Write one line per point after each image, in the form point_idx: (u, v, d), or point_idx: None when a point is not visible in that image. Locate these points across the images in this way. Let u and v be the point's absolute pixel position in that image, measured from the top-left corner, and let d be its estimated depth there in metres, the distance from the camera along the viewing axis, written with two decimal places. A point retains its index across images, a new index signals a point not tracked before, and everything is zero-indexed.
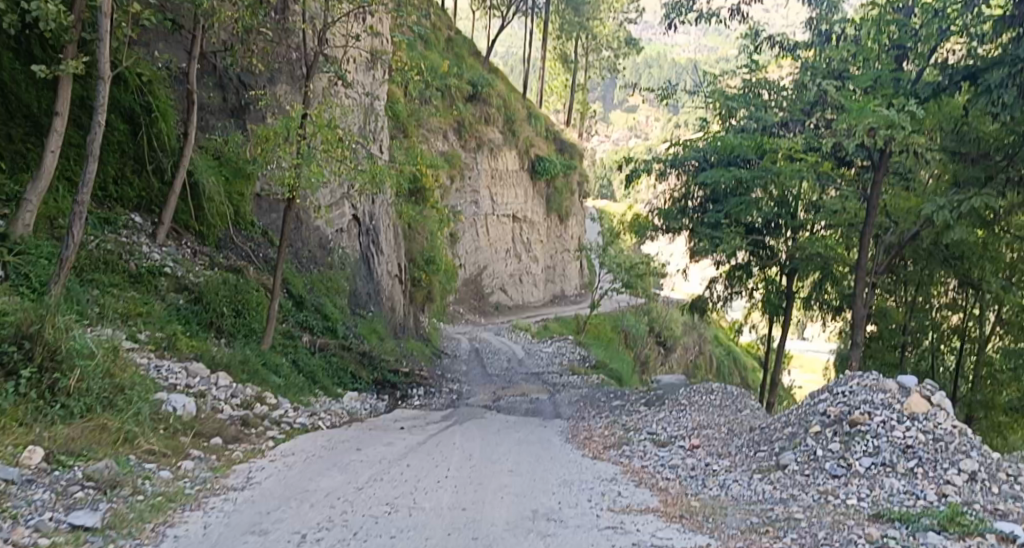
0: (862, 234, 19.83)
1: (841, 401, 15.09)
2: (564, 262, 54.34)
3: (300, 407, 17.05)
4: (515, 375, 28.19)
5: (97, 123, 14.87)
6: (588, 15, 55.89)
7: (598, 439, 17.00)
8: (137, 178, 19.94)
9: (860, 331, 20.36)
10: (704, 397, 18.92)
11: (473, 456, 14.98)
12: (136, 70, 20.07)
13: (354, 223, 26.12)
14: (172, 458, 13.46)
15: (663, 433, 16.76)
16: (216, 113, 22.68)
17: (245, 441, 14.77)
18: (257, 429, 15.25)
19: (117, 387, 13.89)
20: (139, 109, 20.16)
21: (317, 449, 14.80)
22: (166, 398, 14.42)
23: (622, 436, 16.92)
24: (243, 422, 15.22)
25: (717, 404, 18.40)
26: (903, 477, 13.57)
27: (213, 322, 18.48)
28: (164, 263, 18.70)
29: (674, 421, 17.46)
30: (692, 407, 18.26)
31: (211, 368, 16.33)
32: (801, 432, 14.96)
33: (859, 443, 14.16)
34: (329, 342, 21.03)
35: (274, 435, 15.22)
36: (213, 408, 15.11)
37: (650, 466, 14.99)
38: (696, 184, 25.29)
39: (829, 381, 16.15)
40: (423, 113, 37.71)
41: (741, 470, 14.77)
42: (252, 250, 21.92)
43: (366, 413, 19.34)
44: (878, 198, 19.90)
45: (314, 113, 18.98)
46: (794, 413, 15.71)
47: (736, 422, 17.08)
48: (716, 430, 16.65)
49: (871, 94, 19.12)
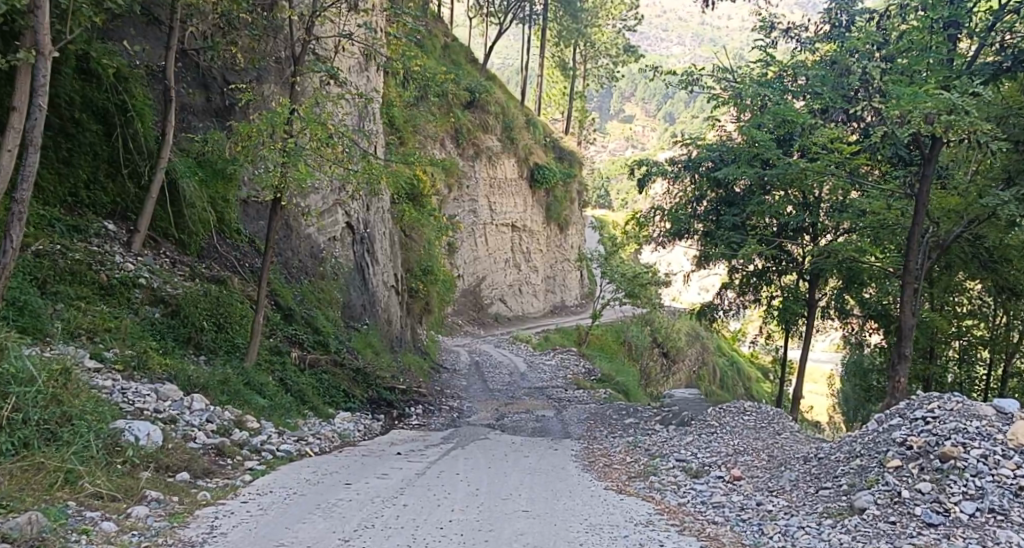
0: (909, 240, 18.29)
1: (923, 430, 13.48)
2: (564, 272, 52.74)
3: (287, 431, 15.47)
4: (518, 389, 26.59)
5: (37, 106, 13.55)
6: (587, 21, 54.49)
7: (619, 467, 15.38)
8: (111, 183, 18.41)
9: (908, 343, 18.70)
10: (736, 417, 17.36)
11: (480, 491, 13.38)
12: (110, 66, 18.52)
13: (348, 230, 24.67)
14: (122, 502, 11.90)
15: (695, 460, 15.16)
16: (199, 113, 21.07)
17: (217, 474, 13.21)
18: (234, 459, 13.69)
19: (65, 417, 12.35)
20: (113, 109, 18.63)
21: (301, 485, 13.19)
22: (127, 425, 12.87)
23: (647, 464, 15.30)
24: (218, 451, 13.67)
25: (752, 425, 16.84)
26: (1019, 527, 12.03)
27: (192, 338, 16.92)
28: (139, 274, 17.18)
29: (705, 446, 15.87)
30: (723, 430, 16.68)
31: (186, 390, 14.74)
32: (871, 466, 13.37)
33: (956, 484, 12.57)
34: (320, 358, 19.48)
35: (253, 466, 13.67)
36: (184, 436, 13.55)
37: (689, 504, 13.41)
38: (710, 186, 23.71)
39: (900, 402, 14.62)
40: (418, 117, 36.24)
41: (804, 511, 13.02)
42: (237, 259, 20.36)
43: (360, 435, 17.79)
44: (926, 197, 18.39)
45: (302, 108, 17.49)
46: (857, 442, 14.16)
47: (778, 448, 15.55)
48: (755, 458, 15.08)
49: (909, 83, 17.58)
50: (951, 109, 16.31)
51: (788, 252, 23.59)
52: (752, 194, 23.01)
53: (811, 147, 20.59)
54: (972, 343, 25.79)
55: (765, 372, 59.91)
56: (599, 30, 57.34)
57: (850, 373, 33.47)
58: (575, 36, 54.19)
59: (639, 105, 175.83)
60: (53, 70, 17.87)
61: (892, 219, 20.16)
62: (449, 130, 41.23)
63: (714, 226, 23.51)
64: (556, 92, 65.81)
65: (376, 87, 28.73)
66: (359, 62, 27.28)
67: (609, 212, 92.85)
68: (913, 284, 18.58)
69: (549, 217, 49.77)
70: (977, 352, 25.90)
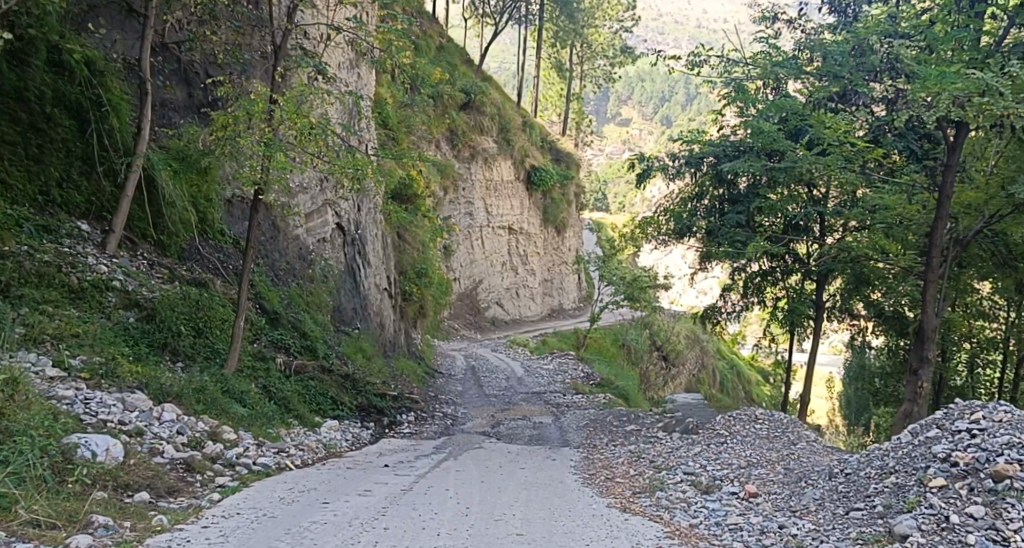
0: (931, 240, 17.38)
1: (970, 445, 12.54)
2: (562, 274, 51.80)
3: (268, 443, 14.55)
4: (516, 394, 25.66)
5: None
6: (583, 22, 53.56)
7: (623, 481, 14.44)
8: (86, 181, 17.41)
9: (930, 345, 17.63)
10: (747, 425, 16.46)
11: (475, 511, 12.45)
12: (83, 58, 17.51)
13: (338, 231, 23.73)
14: (62, 530, 10.98)
15: (704, 474, 14.25)
16: (180, 109, 19.95)
17: (182, 492, 12.34)
18: (203, 476, 12.81)
19: (10, 433, 11.49)
20: (87, 104, 17.61)
21: (274, 506, 12.26)
22: (82, 440, 12.04)
23: (653, 477, 14.37)
24: (186, 466, 12.81)
25: (764, 435, 15.93)
26: None
27: (169, 344, 16.00)
28: (112, 276, 16.26)
29: (715, 457, 14.97)
30: (733, 439, 15.77)
31: (159, 399, 13.81)
32: (909, 485, 12.44)
33: (1014, 508, 11.64)
34: (306, 364, 18.58)
35: (223, 483, 12.76)
36: (149, 451, 12.72)
37: (702, 526, 12.46)
38: (713, 183, 22.79)
39: (937, 414, 13.71)
40: (411, 118, 35.30)
41: (831, 536, 12.07)
42: (221, 261, 19.43)
43: (347, 445, 16.89)
44: (951, 188, 17.51)
45: (282, 97, 16.46)
46: (890, 457, 13.24)
47: (794, 460, 14.66)
48: (770, 471, 14.19)
49: (935, 66, 16.70)
50: (980, 91, 15.34)
51: (796, 251, 22.66)
52: (757, 191, 22.11)
53: (822, 138, 19.69)
54: (982, 344, 24.96)
55: (764, 374, 59.07)
56: (595, 31, 56.37)
57: (852, 378, 32.51)
58: (571, 36, 53.22)
59: (635, 107, 175.08)
60: (22, 62, 16.92)
61: (908, 215, 19.20)
62: (443, 132, 40.40)
63: (717, 224, 22.59)
64: (553, 94, 64.87)
65: (367, 84, 27.78)
66: (349, 58, 26.33)
67: (607, 213, 91.99)
68: (936, 283, 17.63)
69: (546, 219, 48.81)
70: (987, 354, 25.01)
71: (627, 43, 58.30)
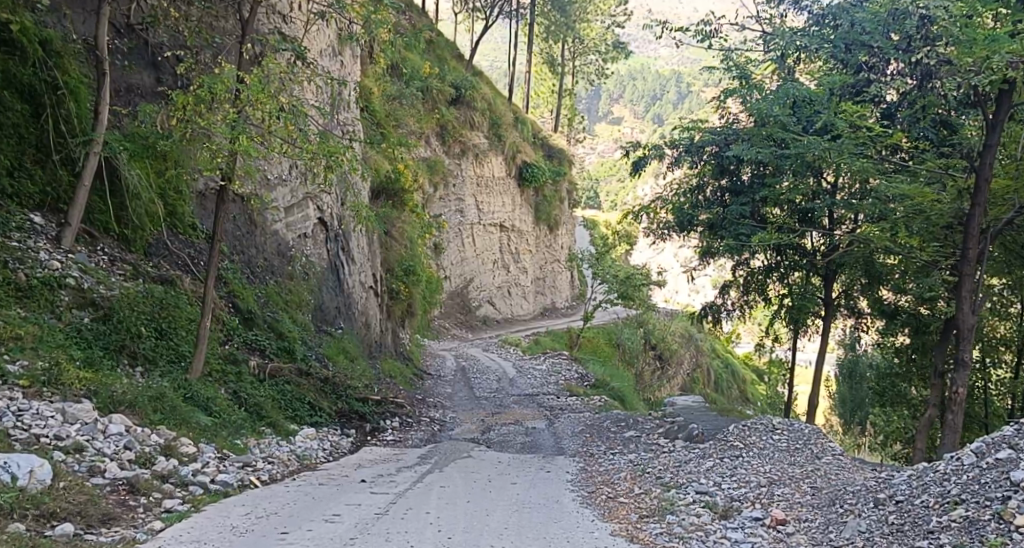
0: (970, 236, 16.11)
1: None
2: (554, 272, 50.41)
3: (231, 456, 13.23)
4: (507, 397, 24.28)
5: None
6: (576, 16, 52.06)
7: (630, 502, 13.09)
8: (40, 170, 15.98)
9: (967, 346, 16.11)
10: (765, 436, 15.13)
11: None
12: (35, 38, 16.19)
13: (320, 227, 22.36)
14: None
15: (720, 494, 12.96)
16: (148, 94, 18.52)
17: (119, 521, 11.06)
18: (148, 499, 11.57)
19: None
20: (41, 87, 16.25)
21: (223, 539, 10.96)
22: (5, 459, 10.90)
23: (662, 497, 13.04)
24: (129, 488, 11.59)
25: (784, 448, 14.63)
26: None
27: (126, 346, 14.68)
28: (66, 273, 14.90)
29: (730, 474, 13.66)
30: (750, 453, 14.47)
31: (108, 409, 12.58)
32: (985, 521, 10.93)
33: None
34: (282, 367, 17.20)
35: (170, 508, 11.51)
36: (88, 471, 11.53)
37: None
38: (716, 173, 21.48)
39: (1008, 431, 12.15)
40: (398, 111, 33.87)
41: None
42: (191, 257, 18.02)
43: (324, 456, 15.55)
44: (990, 171, 16.22)
45: (248, 76, 15.00)
46: (949, 482, 11.69)
47: (821, 478, 13.30)
48: (795, 492, 12.85)
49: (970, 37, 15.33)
50: None
51: (803, 246, 21.38)
52: (761, 181, 20.78)
53: (835, 124, 18.39)
54: (995, 344, 23.68)
55: (759, 373, 57.78)
56: (587, 26, 54.88)
57: (854, 379, 31.19)
58: (563, 30, 51.81)
59: (626, 106, 173.61)
60: None
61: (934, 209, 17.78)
62: (433, 127, 39.11)
63: (720, 216, 21.27)
64: (544, 91, 63.42)
65: (351, 73, 26.36)
66: (331, 45, 24.89)
67: (599, 211, 90.61)
68: (971, 277, 16.28)
69: (538, 217, 47.42)
70: (1002, 353, 23.72)
71: (620, 38, 56.88)
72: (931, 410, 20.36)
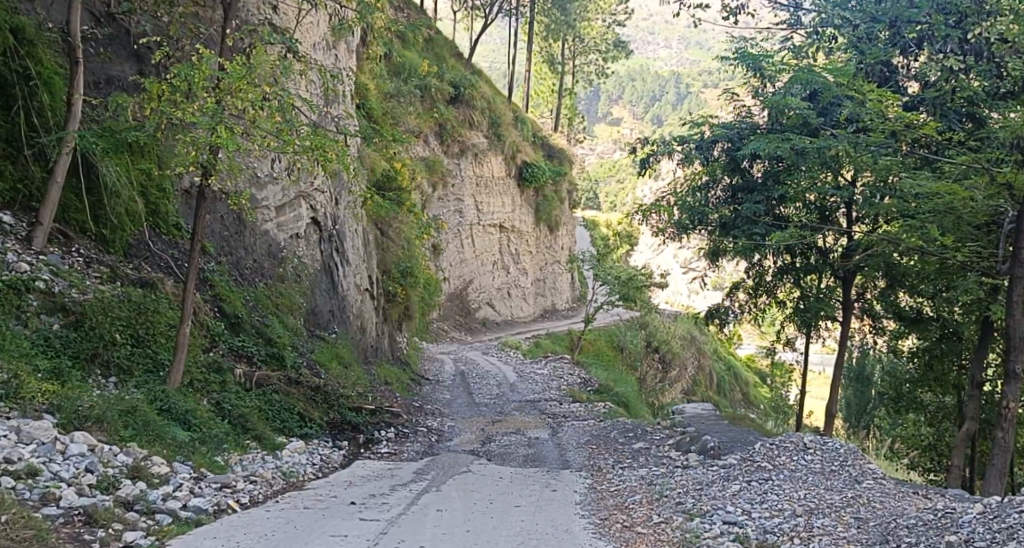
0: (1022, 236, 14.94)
1: None
2: (556, 274, 49.33)
3: (208, 477, 12.21)
4: (508, 404, 23.17)
5: None
6: (578, 14, 51.02)
7: (651, 533, 11.98)
8: (10, 166, 14.91)
9: (1018, 357, 14.94)
10: (795, 457, 14.11)
11: None
12: (5, 25, 15.10)
13: (313, 226, 21.25)
14: None
15: (751, 525, 11.85)
16: (127, 87, 17.43)
17: None
18: (107, 529, 10.54)
19: None
20: (13, 77, 15.18)
21: None
22: None
23: (686, 528, 11.92)
24: (87, 517, 10.57)
25: (820, 471, 13.60)
26: None
27: (98, 356, 13.63)
28: (35, 275, 13.83)
29: (760, 501, 12.58)
30: (780, 476, 13.42)
31: (70, 427, 11.64)
32: None
33: None
34: (270, 375, 16.10)
35: (133, 539, 10.48)
36: (41, 498, 10.53)
37: None
38: (728, 170, 20.43)
39: None
40: (395, 108, 32.76)
41: None
42: (175, 258, 16.92)
43: (315, 471, 14.46)
44: None
45: (226, 62, 13.81)
46: None
47: (866, 510, 12.17)
48: (840, 526, 11.72)
49: None
50: None
51: (820, 247, 20.32)
52: (777, 178, 19.69)
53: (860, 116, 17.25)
54: None
55: (762, 377, 56.55)
56: (588, 25, 53.87)
57: (862, 382, 30.08)
58: (564, 29, 50.68)
59: (625, 107, 172.37)
60: None
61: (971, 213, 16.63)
62: (430, 127, 38.10)
63: (732, 215, 20.20)
64: (544, 91, 62.29)
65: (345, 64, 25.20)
66: (325, 37, 23.82)
67: (599, 213, 89.46)
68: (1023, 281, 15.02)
69: (539, 217, 46.33)
70: None
71: (620, 36, 55.85)
72: (967, 423, 19.49)
